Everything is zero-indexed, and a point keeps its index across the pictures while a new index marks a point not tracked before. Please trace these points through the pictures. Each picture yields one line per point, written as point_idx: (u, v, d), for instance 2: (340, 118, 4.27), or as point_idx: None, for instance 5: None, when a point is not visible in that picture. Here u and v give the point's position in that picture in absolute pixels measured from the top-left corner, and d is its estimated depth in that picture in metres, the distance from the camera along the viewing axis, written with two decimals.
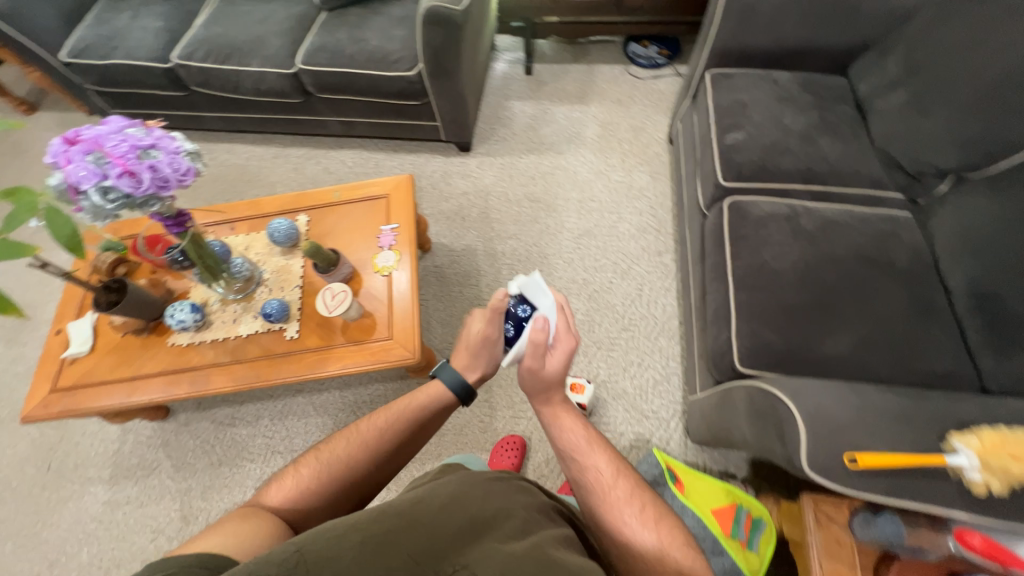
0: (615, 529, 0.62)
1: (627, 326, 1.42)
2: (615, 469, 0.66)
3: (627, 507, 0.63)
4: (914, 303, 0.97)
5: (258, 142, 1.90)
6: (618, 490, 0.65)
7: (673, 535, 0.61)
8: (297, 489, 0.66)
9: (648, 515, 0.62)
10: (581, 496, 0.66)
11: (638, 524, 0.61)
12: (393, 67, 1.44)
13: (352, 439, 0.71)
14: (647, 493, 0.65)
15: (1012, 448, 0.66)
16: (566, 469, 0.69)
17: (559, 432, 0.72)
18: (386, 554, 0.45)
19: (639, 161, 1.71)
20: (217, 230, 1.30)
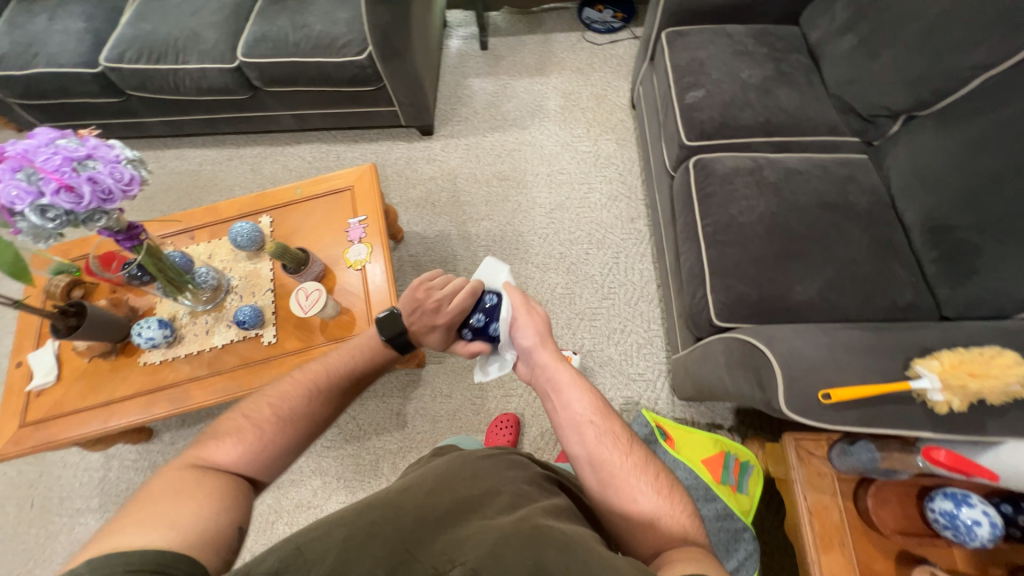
0: (627, 497, 0.59)
1: (607, 295, 1.44)
2: (630, 438, 0.64)
3: (641, 475, 0.61)
4: (875, 243, 1.01)
5: (209, 145, 1.81)
6: (632, 459, 0.62)
7: (684, 503, 0.60)
8: (249, 443, 0.64)
9: (661, 485, 0.60)
10: (592, 463, 0.63)
11: (651, 493, 0.59)
12: (341, 52, 1.38)
13: (308, 391, 0.72)
14: (656, 463, 0.64)
15: (969, 366, 0.70)
16: (577, 431, 0.65)
17: (571, 392, 0.69)
18: (374, 540, 0.46)
19: (604, 129, 1.70)
20: (177, 240, 1.24)
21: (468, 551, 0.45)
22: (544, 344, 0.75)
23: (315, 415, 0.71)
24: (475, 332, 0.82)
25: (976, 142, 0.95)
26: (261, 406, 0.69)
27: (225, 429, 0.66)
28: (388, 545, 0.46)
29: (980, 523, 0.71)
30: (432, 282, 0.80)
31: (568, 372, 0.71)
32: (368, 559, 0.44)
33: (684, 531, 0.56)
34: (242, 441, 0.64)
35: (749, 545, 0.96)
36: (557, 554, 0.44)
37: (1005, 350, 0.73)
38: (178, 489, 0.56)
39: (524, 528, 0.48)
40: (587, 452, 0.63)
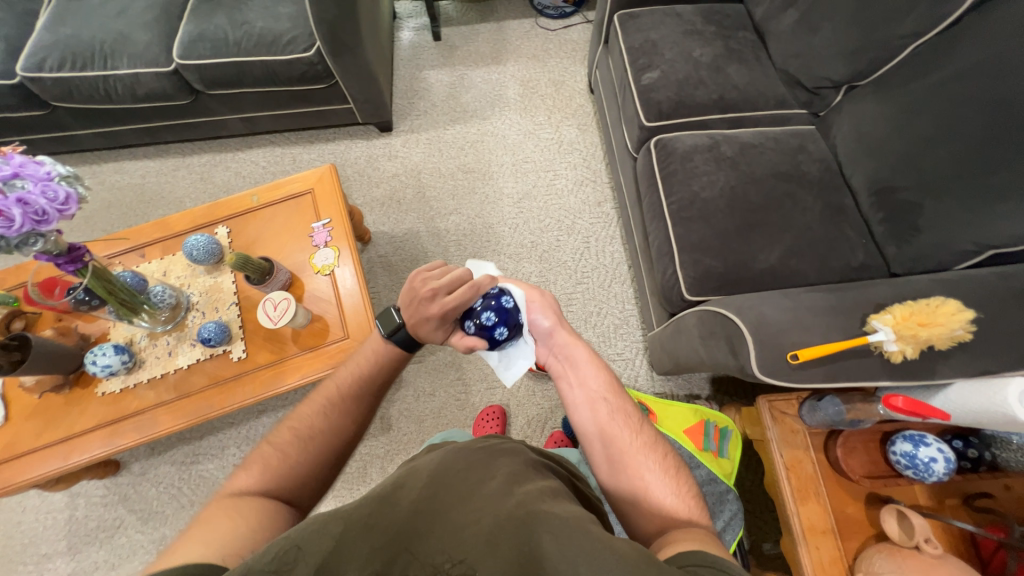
0: (636, 474, 0.61)
1: (581, 279, 1.46)
2: (640, 419, 0.67)
3: (650, 453, 0.63)
4: (828, 209, 1.06)
5: (151, 156, 1.70)
6: (642, 438, 0.65)
7: (688, 483, 0.62)
8: (275, 466, 0.63)
9: (669, 464, 0.63)
10: (603, 439, 0.66)
11: (660, 472, 0.61)
12: (287, 49, 1.31)
13: (323, 407, 0.68)
14: (665, 444, 0.66)
15: (918, 316, 0.75)
16: (591, 406, 0.69)
17: (587, 370, 0.73)
18: (370, 534, 0.46)
19: (565, 115, 1.70)
20: (126, 259, 1.16)
21: (463, 541, 0.46)
22: (561, 327, 0.77)
23: (337, 431, 0.67)
24: (478, 328, 0.71)
25: (911, 107, 1.01)
26: (283, 431, 0.67)
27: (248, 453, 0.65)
28: (384, 538, 0.46)
29: (936, 459, 0.77)
30: (432, 270, 0.71)
31: (584, 352, 0.74)
32: (364, 552, 0.44)
33: (689, 510, 0.58)
34: (267, 468, 0.63)
35: (734, 506, 1.01)
36: (551, 540, 0.44)
37: (948, 299, 0.78)
38: (212, 513, 0.56)
39: (518, 513, 0.48)
40: (600, 427, 0.66)
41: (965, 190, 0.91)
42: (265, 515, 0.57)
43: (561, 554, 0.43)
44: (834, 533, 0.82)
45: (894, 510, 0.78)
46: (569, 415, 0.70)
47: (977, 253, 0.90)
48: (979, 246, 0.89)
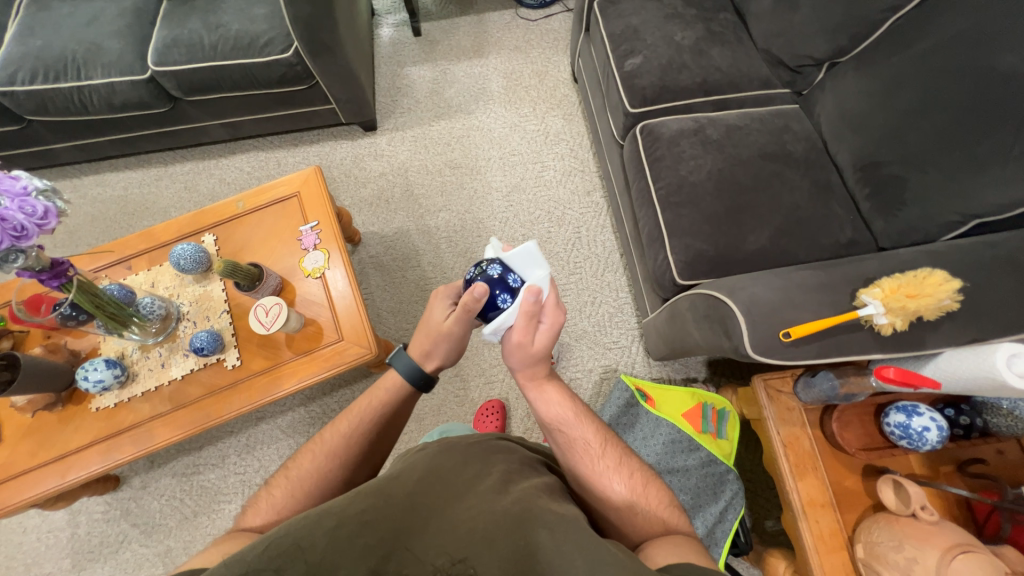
0: (605, 498, 0.60)
1: (574, 269, 1.46)
2: (604, 439, 0.65)
3: (617, 476, 0.61)
4: (815, 187, 1.07)
5: (133, 166, 1.67)
6: (607, 460, 0.63)
7: (660, 495, 0.61)
8: (269, 508, 0.61)
9: (637, 481, 0.61)
10: (566, 468, 0.64)
11: (626, 492, 0.60)
12: (265, 51, 1.29)
13: (315, 448, 0.66)
14: (632, 458, 0.64)
15: (906, 288, 0.76)
16: (551, 439, 0.66)
17: (542, 404, 0.68)
18: (364, 529, 0.45)
19: (550, 106, 1.69)
20: (112, 272, 1.14)
21: (461, 537, 0.46)
22: (530, 363, 0.67)
23: (332, 475, 0.65)
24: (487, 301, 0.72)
25: (893, 82, 1.02)
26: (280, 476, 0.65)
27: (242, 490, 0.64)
28: (380, 533, 0.45)
29: (929, 428, 0.78)
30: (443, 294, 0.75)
31: (537, 386, 0.69)
32: (358, 549, 0.43)
33: (663, 523, 0.58)
34: (262, 510, 0.61)
35: (735, 485, 1.03)
36: (548, 537, 0.45)
37: (935, 270, 0.78)
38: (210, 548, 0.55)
39: (515, 510, 0.48)
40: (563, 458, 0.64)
41: (949, 162, 0.91)
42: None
43: (557, 550, 0.44)
44: (833, 506, 0.84)
45: (890, 479, 0.79)
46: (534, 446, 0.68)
47: (962, 224, 0.91)
48: (964, 216, 0.91)
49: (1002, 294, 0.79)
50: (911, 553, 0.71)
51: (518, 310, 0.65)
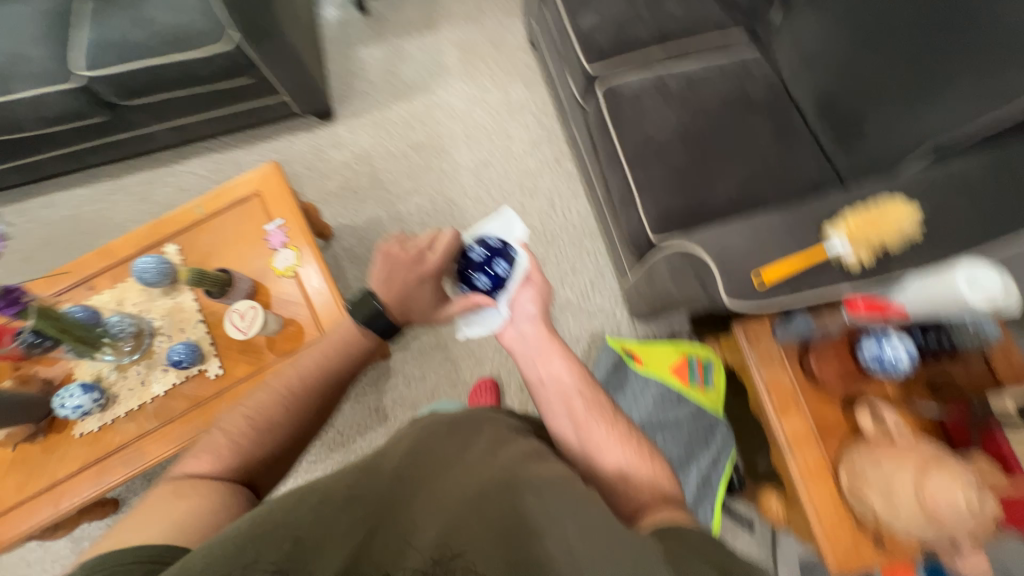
0: (613, 463, 0.61)
1: (552, 240, 1.45)
2: (615, 411, 0.67)
3: (624, 446, 0.63)
4: (778, 131, 1.07)
5: (81, 183, 1.58)
6: (618, 429, 0.64)
7: (665, 469, 0.62)
8: (227, 456, 0.62)
9: (645, 453, 0.63)
10: (574, 434, 0.65)
11: (634, 461, 0.61)
12: (201, 43, 1.21)
13: (284, 398, 0.67)
14: (638, 433, 0.66)
15: (869, 221, 0.80)
16: (564, 404, 0.67)
17: (556, 365, 0.71)
18: (348, 505, 0.45)
19: (510, 75, 1.65)
20: (74, 295, 1.10)
21: (449, 504, 0.46)
22: (543, 317, 0.78)
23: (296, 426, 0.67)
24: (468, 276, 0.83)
25: (847, 15, 1.01)
26: (236, 418, 0.66)
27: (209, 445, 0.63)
28: (364, 508, 0.45)
29: (901, 355, 0.82)
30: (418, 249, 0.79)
31: (556, 346, 0.73)
32: (346, 523, 0.44)
33: (668, 491, 0.59)
34: (219, 458, 0.62)
35: (724, 432, 1.07)
36: (536, 500, 0.47)
37: (895, 194, 0.83)
38: (161, 500, 0.54)
39: (502, 476, 0.50)
40: (573, 425, 0.65)
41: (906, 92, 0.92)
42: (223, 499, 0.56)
43: (546, 510, 0.46)
44: (817, 439, 0.88)
45: (868, 406, 0.84)
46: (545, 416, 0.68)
47: (921, 152, 0.93)
48: (922, 144, 0.93)
49: (960, 216, 0.81)
50: (890, 470, 0.75)
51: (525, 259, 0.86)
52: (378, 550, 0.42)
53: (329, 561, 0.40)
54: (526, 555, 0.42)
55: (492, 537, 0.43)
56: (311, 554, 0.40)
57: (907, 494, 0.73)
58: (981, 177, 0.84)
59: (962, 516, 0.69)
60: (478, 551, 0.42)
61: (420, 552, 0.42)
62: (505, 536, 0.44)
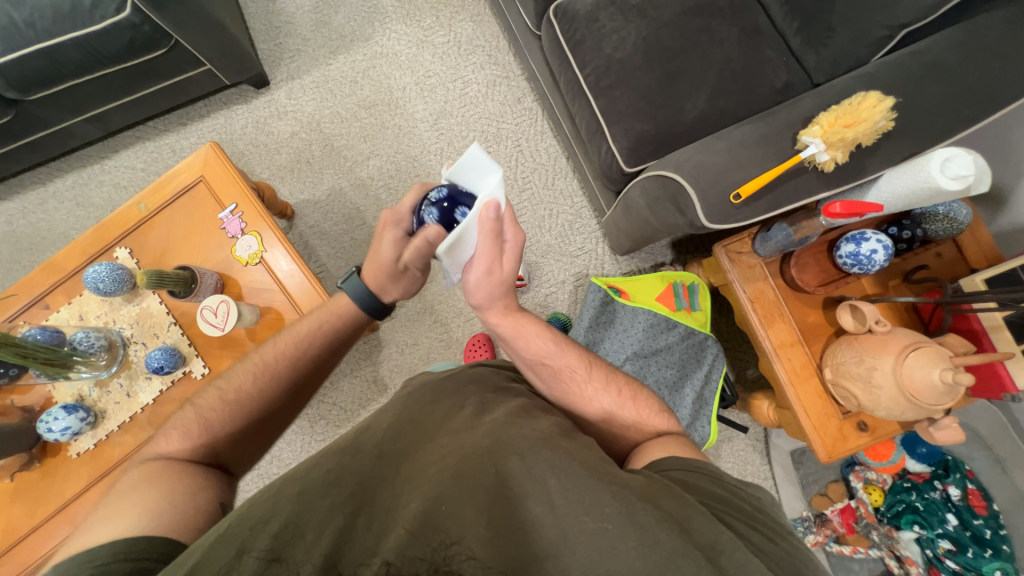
0: (596, 413, 0.63)
1: (524, 186, 1.40)
2: (589, 363, 0.67)
3: (606, 392, 0.65)
4: (744, 34, 1.01)
5: (6, 195, 1.44)
6: (595, 381, 0.65)
7: (650, 405, 0.65)
8: (206, 450, 0.62)
9: (626, 396, 0.65)
10: (553, 393, 0.66)
11: (619, 407, 0.64)
12: (96, 16, 1.05)
13: (255, 378, 0.67)
14: (619, 376, 0.67)
15: (843, 119, 0.76)
16: (536, 371, 0.67)
17: (518, 342, 0.67)
18: (330, 491, 0.47)
19: (454, 10, 1.50)
20: (30, 316, 1.03)
21: (430, 477, 0.48)
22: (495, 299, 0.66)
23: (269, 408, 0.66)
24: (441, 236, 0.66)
25: None
26: (212, 399, 0.66)
27: (210, 425, 0.63)
28: (347, 491, 0.47)
29: (876, 250, 0.82)
30: None
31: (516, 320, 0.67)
32: (325, 507, 0.45)
33: (654, 427, 0.63)
34: (190, 435, 0.62)
35: (715, 348, 1.12)
36: (519, 463, 0.48)
37: (869, 92, 0.78)
38: (147, 483, 0.54)
39: (486, 443, 0.50)
40: (549, 389, 0.66)
41: None
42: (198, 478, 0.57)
43: (529, 475, 0.47)
44: (801, 343, 0.91)
45: (847, 305, 0.85)
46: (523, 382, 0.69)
47: (891, 37, 0.94)
48: (893, 29, 0.92)
49: (931, 103, 0.80)
50: (870, 362, 0.79)
51: (479, 232, 0.58)
52: (362, 530, 0.44)
53: (313, 548, 0.41)
54: (508, 521, 0.44)
55: (476, 506, 0.45)
56: (296, 541, 0.42)
57: (888, 379, 0.76)
58: (951, 56, 0.81)
59: (939, 391, 0.73)
60: (460, 518, 0.43)
61: (402, 526, 0.43)
62: (488, 505, 0.45)
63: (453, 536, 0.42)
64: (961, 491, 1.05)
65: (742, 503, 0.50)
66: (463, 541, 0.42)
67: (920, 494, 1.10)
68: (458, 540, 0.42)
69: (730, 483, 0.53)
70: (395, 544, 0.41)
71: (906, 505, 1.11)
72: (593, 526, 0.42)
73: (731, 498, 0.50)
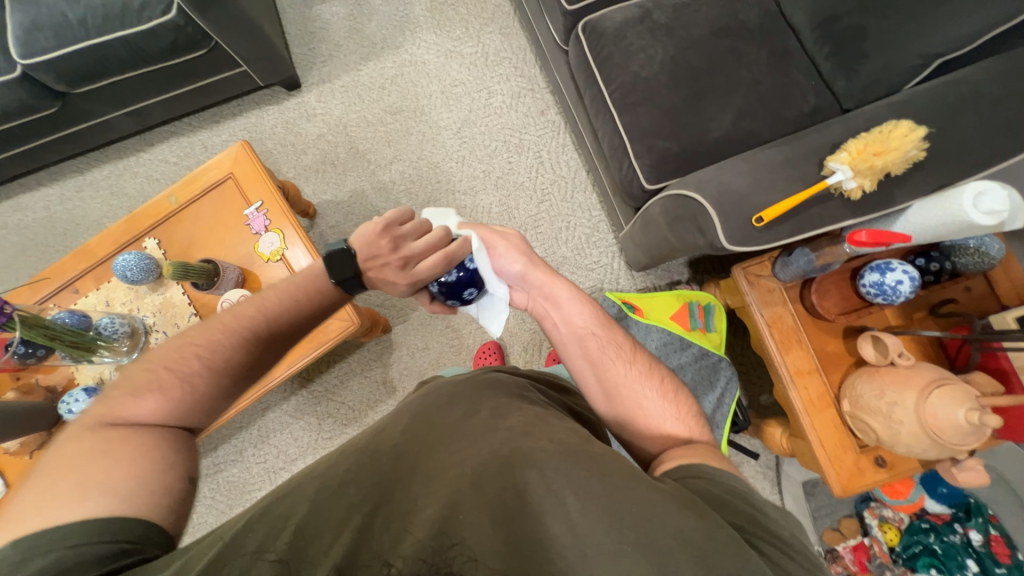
0: (634, 400, 0.64)
1: (543, 197, 1.41)
2: (632, 347, 0.68)
3: (647, 381, 0.65)
4: (774, 56, 1.01)
5: (47, 182, 1.50)
6: (637, 366, 0.66)
7: (688, 405, 0.65)
8: None
9: (667, 388, 0.65)
10: (596, 372, 0.66)
11: (658, 398, 0.64)
12: (143, 16, 1.10)
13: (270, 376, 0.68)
14: (660, 368, 0.68)
15: (872, 147, 0.75)
16: (579, 344, 0.68)
17: (570, 308, 0.71)
18: (348, 490, 0.48)
19: (484, 22, 1.53)
20: (60, 299, 1.07)
21: (448, 483, 0.48)
22: (532, 264, 0.72)
23: None
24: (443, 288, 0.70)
25: None
26: (188, 355, 0.62)
27: (168, 388, 0.59)
28: (363, 492, 0.48)
29: (902, 281, 0.80)
30: (399, 225, 0.68)
31: (565, 287, 0.71)
32: (343, 508, 0.46)
33: (689, 430, 0.62)
34: (170, 397, 0.59)
35: (728, 371, 1.10)
36: (538, 477, 0.47)
37: (901, 121, 0.77)
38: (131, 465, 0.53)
39: (505, 451, 0.50)
40: (591, 364, 0.66)
41: None
42: (163, 451, 0.56)
43: (548, 488, 0.46)
44: (819, 371, 0.89)
45: (868, 336, 0.83)
46: (560, 353, 0.71)
47: (925, 66, 0.92)
48: (927, 58, 0.91)
49: (965, 134, 0.78)
50: (892, 398, 0.76)
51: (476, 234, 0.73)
52: (380, 531, 0.45)
53: (331, 550, 0.43)
54: (527, 538, 0.44)
55: (492, 516, 0.45)
56: (315, 541, 0.44)
57: (909, 416, 0.74)
58: (987, 88, 0.80)
59: (964, 432, 0.70)
60: (477, 529, 0.44)
61: (420, 532, 0.44)
62: (506, 517, 0.45)
63: (466, 546, 0.43)
64: (983, 536, 1.01)
65: (770, 524, 0.49)
66: (474, 551, 0.43)
67: (939, 537, 1.05)
68: (459, 541, 0.43)
69: (757, 502, 0.51)
70: (412, 551, 0.43)
71: (923, 547, 1.05)
72: (614, 548, 0.42)
73: (762, 519, 0.49)
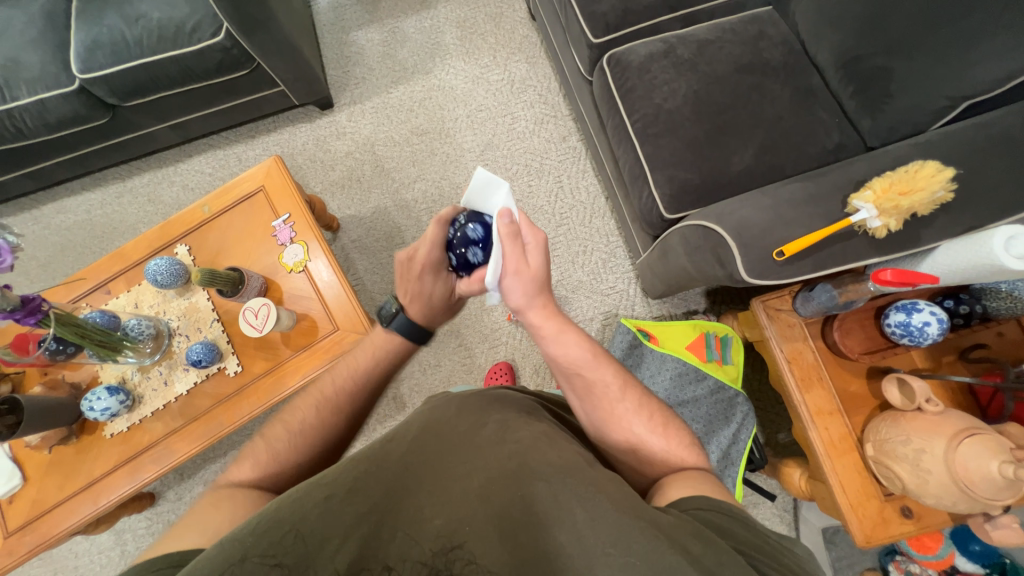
0: (625, 436, 0.62)
1: (561, 221, 1.42)
2: (622, 382, 0.65)
3: (636, 415, 0.63)
4: (797, 93, 1.02)
5: (91, 187, 1.59)
6: (626, 402, 0.63)
7: (680, 436, 0.63)
8: None
9: (656, 422, 0.63)
10: (585, 409, 0.65)
11: (646, 433, 0.62)
12: (194, 38, 1.18)
13: None
14: (649, 399, 0.66)
15: (898, 187, 0.73)
16: (568, 380, 0.65)
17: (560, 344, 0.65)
18: (356, 499, 0.48)
19: (511, 51, 1.58)
20: (92, 299, 1.11)
21: (456, 495, 0.48)
22: (540, 291, 0.64)
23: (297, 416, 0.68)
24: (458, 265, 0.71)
25: None
26: None
27: None
28: (371, 501, 0.48)
29: (929, 323, 0.78)
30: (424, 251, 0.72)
31: (561, 323, 0.65)
32: (352, 516, 0.46)
33: (682, 461, 0.60)
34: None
35: (745, 407, 1.07)
36: (545, 489, 0.47)
37: (927, 162, 0.76)
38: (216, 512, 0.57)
39: (511, 465, 0.50)
40: (580, 401, 0.65)
41: None
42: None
43: (554, 499, 0.46)
44: (841, 413, 0.86)
45: (895, 378, 0.81)
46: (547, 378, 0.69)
47: (953, 108, 0.92)
48: (955, 100, 0.91)
49: (995, 176, 0.77)
50: (918, 443, 0.73)
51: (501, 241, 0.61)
52: (386, 541, 0.44)
53: (338, 554, 0.43)
54: (532, 549, 0.43)
55: (499, 528, 0.45)
56: (322, 546, 0.43)
57: (936, 464, 0.71)
58: (1019, 131, 0.79)
59: (996, 483, 0.67)
60: (483, 540, 0.44)
61: (426, 544, 0.44)
62: (512, 531, 0.44)
63: (471, 554, 0.43)
64: None
65: (778, 553, 0.46)
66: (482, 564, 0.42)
67: None
68: (460, 545, 0.43)
69: (764, 530, 0.49)
70: (418, 557, 0.43)
71: None
72: (618, 561, 0.40)
73: (770, 549, 0.46)
